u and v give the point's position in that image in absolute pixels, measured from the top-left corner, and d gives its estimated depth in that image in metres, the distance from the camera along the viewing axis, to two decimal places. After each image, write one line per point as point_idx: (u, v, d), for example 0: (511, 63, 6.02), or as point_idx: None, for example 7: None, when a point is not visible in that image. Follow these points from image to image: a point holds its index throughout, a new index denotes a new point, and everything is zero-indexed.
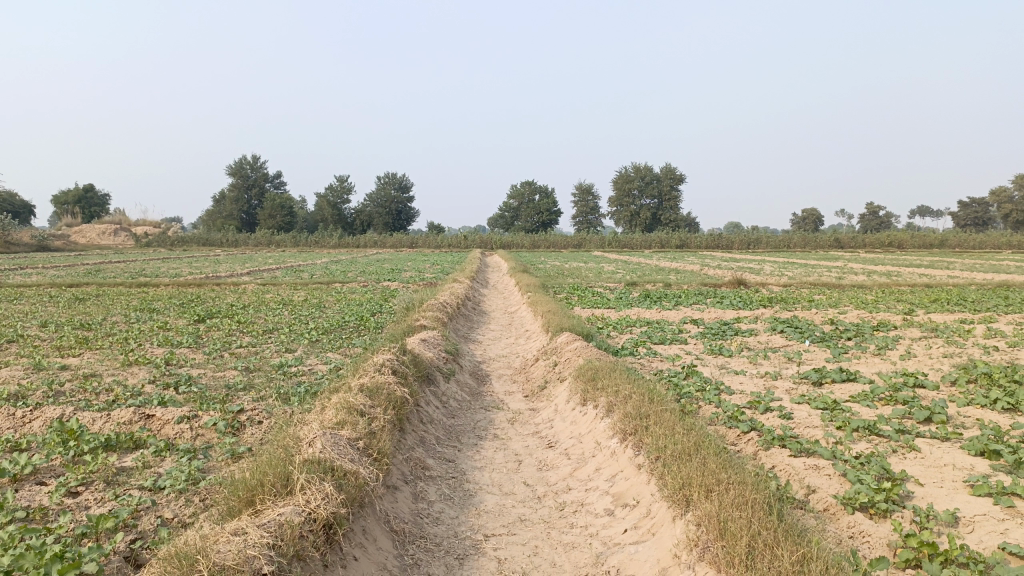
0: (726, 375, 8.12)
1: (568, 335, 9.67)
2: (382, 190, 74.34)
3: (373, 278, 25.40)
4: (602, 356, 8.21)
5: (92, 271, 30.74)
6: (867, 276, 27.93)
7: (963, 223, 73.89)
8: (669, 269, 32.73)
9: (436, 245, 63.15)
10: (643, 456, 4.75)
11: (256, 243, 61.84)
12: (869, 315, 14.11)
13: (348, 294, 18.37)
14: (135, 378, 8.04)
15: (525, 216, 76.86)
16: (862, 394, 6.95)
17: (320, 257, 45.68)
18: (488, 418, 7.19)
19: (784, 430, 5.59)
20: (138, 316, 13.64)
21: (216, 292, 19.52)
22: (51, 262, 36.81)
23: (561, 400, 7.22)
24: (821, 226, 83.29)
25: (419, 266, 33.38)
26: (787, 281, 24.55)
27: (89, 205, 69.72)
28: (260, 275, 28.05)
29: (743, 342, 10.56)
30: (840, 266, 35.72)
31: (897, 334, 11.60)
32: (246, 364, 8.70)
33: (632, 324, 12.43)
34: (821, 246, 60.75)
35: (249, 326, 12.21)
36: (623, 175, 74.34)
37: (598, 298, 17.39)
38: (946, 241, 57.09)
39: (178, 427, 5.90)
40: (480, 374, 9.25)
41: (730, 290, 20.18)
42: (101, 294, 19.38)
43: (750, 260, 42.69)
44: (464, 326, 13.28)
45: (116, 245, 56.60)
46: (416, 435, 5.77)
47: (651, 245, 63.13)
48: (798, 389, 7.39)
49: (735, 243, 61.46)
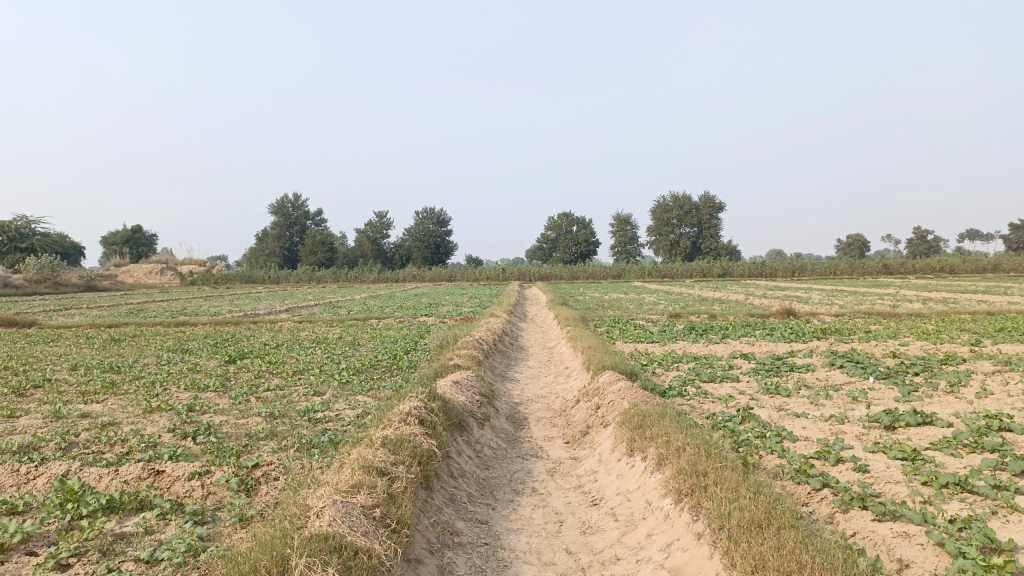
0: (785, 418, 7.43)
1: (610, 375, 9.04)
2: (420, 224, 74.70)
3: (410, 313, 25.07)
4: (649, 399, 7.54)
5: (134, 310, 30.88)
6: (922, 304, 26.74)
7: (1016, 246, 71.49)
8: (711, 299, 31.86)
9: (475, 279, 63.00)
10: (702, 522, 4.13)
11: (297, 279, 62.28)
12: (933, 347, 13.20)
13: (384, 332, 17.93)
14: (153, 427, 7.61)
15: (564, 248, 76.40)
16: (943, 441, 6.22)
17: (358, 292, 45.62)
18: (526, 468, 6.61)
19: (862, 489, 4.92)
20: (168, 358, 13.35)
21: (250, 330, 19.31)
22: (97, 302, 37.40)
23: (604, 448, 6.60)
24: (866, 252, 81.39)
25: (457, 299, 33.08)
26: (838, 311, 23.55)
27: (137, 245, 71.42)
28: (298, 312, 27.86)
29: (800, 379, 9.83)
30: (892, 293, 34.35)
31: (968, 368, 10.71)
32: (270, 410, 8.20)
33: (678, 360, 11.78)
34: (869, 273, 59.04)
35: (279, 367, 11.81)
36: (661, 205, 73.79)
37: (640, 331, 16.72)
38: (1001, 265, 55.07)
39: (188, 484, 5.42)
40: (518, 418, 8.65)
41: (778, 322, 19.35)
42: (139, 334, 19.28)
43: (796, 288, 41.43)
44: (501, 364, 12.74)
45: (161, 284, 57.47)
46: (445, 493, 5.20)
47: (692, 274, 62.08)
48: (869, 435, 6.66)
49: (779, 271, 60.19)
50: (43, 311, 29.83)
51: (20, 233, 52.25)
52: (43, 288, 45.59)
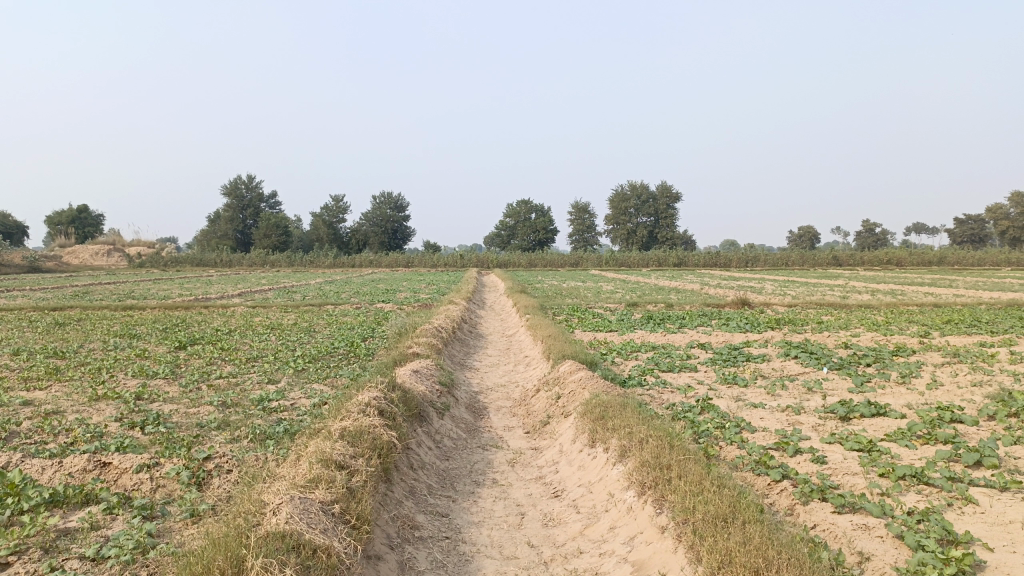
0: (743, 409, 7.49)
1: (571, 364, 9.01)
2: (377, 209, 73.93)
3: (366, 299, 24.79)
4: (610, 389, 7.52)
5: (81, 293, 29.96)
6: (871, 295, 27.39)
7: (959, 240, 73.61)
8: (668, 288, 32.11)
9: (432, 265, 62.67)
10: (666, 515, 4.10)
11: (250, 263, 61.15)
12: (883, 339, 13.47)
13: (340, 318, 17.66)
14: (100, 416, 7.34)
15: (522, 235, 76.36)
16: (898, 432, 6.32)
17: (314, 277, 44.98)
18: (486, 459, 6.54)
19: (822, 480, 4.96)
20: (116, 343, 12.93)
21: (202, 315, 18.87)
22: (40, 284, 36.20)
23: (565, 439, 6.57)
24: (817, 243, 83.02)
25: (414, 286, 32.84)
26: (791, 301, 23.93)
27: (83, 226, 69.35)
28: (251, 297, 27.34)
29: (757, 370, 9.93)
30: (842, 285, 35.12)
31: (918, 360, 10.94)
32: (223, 399, 7.98)
33: (637, 350, 11.82)
34: (820, 264, 60.25)
35: (232, 354, 11.53)
36: (619, 194, 73.81)
37: (599, 320, 16.76)
38: (946, 259, 56.68)
39: (137, 477, 5.23)
40: (477, 407, 8.56)
41: (734, 311, 19.60)
42: (85, 317, 18.70)
43: (750, 278, 42.01)
44: (459, 352, 12.64)
45: (109, 266, 55.93)
46: (404, 485, 5.10)
47: (649, 263, 62.64)
48: (826, 426, 6.74)
49: (733, 261, 61.05)
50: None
51: None
52: None
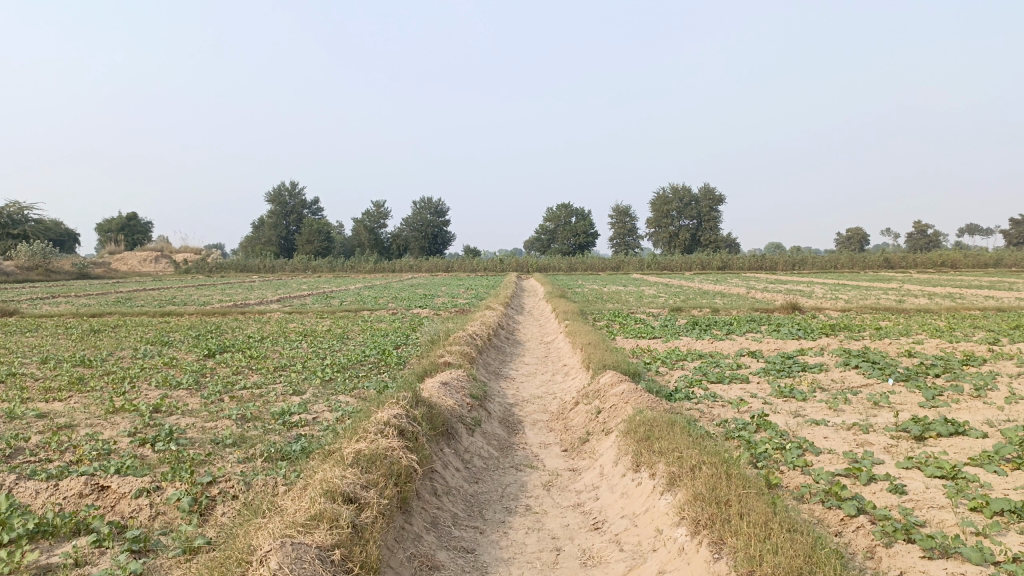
0: (803, 426, 6.79)
1: (612, 375, 8.38)
2: (418, 214, 73.98)
3: (403, 305, 24.44)
4: (655, 404, 6.88)
5: (123, 299, 29.94)
6: (928, 300, 26.03)
7: (1016, 242, 70.85)
8: (713, 292, 31.15)
9: (472, 269, 62.31)
10: (726, 563, 3.49)
11: (292, 269, 61.55)
12: (949, 346, 12.57)
13: (376, 324, 17.22)
14: (112, 431, 6.94)
15: (562, 239, 75.72)
16: (982, 456, 5.59)
17: (355, 283, 44.69)
18: (519, 481, 5.96)
19: (903, 516, 4.29)
20: (146, 351, 12.65)
21: (238, 321, 18.65)
22: (87, 290, 36.64)
23: (607, 460, 5.95)
24: (866, 245, 80.79)
25: (452, 292, 32.45)
26: (843, 306, 22.84)
27: (132, 233, 70.72)
28: (289, 303, 27.16)
29: (815, 381, 9.18)
30: (896, 288, 33.68)
31: (991, 370, 10.05)
32: (242, 412, 7.53)
33: (683, 358, 11.14)
34: (869, 266, 58.43)
35: (260, 362, 11.14)
36: (660, 197, 73.05)
37: (641, 326, 16.08)
38: (1003, 260, 54.46)
39: (135, 503, 4.77)
40: (511, 421, 7.99)
41: (784, 317, 18.76)
42: (122, 324, 18.59)
43: (798, 282, 40.73)
44: (495, 360, 12.11)
45: (156, 272, 56.79)
46: (426, 516, 4.55)
47: (692, 266, 61.47)
48: (899, 448, 6.02)
49: (779, 264, 59.53)
50: (30, 300, 29.14)
51: (13, 219, 51.33)
52: (35, 275, 44.85)
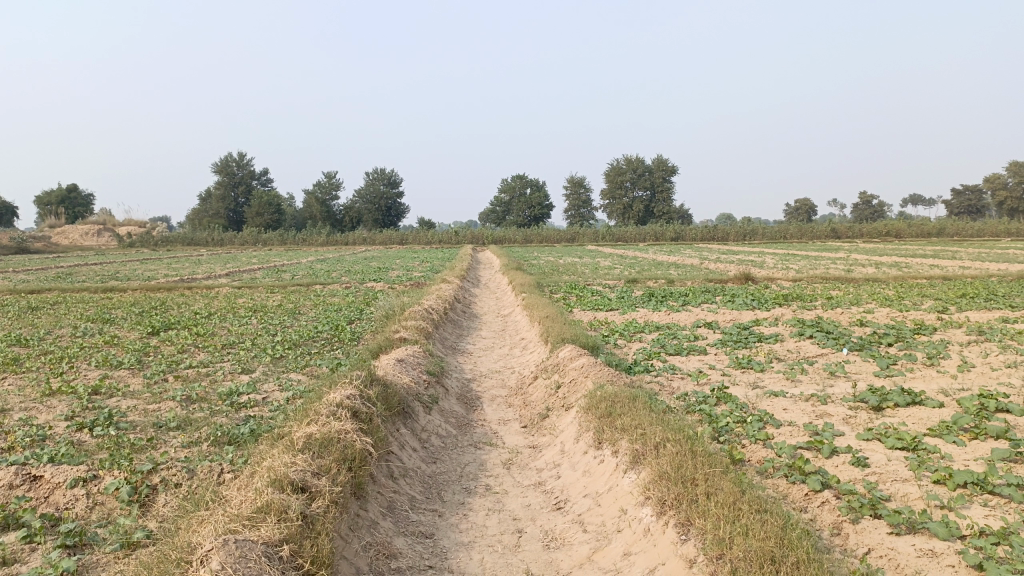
0: (763, 398, 6.76)
1: (571, 349, 8.26)
2: (371, 186, 72.87)
3: (357, 278, 24.01)
4: (616, 378, 6.77)
5: (63, 275, 28.88)
6: (876, 269, 26.55)
7: (957, 211, 72.89)
8: (668, 263, 31.35)
9: (427, 241, 61.77)
10: (694, 545, 3.38)
11: (242, 242, 60.19)
12: (899, 315, 12.76)
13: (328, 299, 16.84)
14: (48, 415, 6.57)
15: (517, 210, 75.48)
16: (941, 426, 5.60)
17: (307, 256, 43.79)
18: (479, 460, 5.80)
19: (868, 491, 4.25)
20: (86, 329, 12.13)
21: (184, 297, 18.06)
22: (24, 265, 35.26)
23: (567, 437, 5.82)
24: (814, 216, 82.30)
25: (406, 264, 32.08)
26: (795, 276, 23.16)
27: (73, 205, 68.30)
28: (239, 277, 26.49)
29: (773, 352, 9.19)
30: (844, 258, 34.33)
31: (941, 338, 10.19)
32: (187, 393, 7.21)
33: (640, 331, 11.08)
34: (818, 236, 59.51)
35: (207, 340, 10.74)
36: (614, 168, 73.17)
37: (598, 298, 16.01)
38: (945, 230, 55.94)
39: (70, 494, 4.47)
40: (469, 397, 7.82)
41: (737, 287, 18.91)
42: (61, 301, 17.87)
43: (750, 252, 41.24)
44: (452, 334, 11.91)
45: (99, 246, 54.99)
46: (382, 501, 4.35)
47: (646, 238, 61.84)
48: (859, 419, 6.02)
49: (731, 235, 60.27)
50: None
51: None
52: None
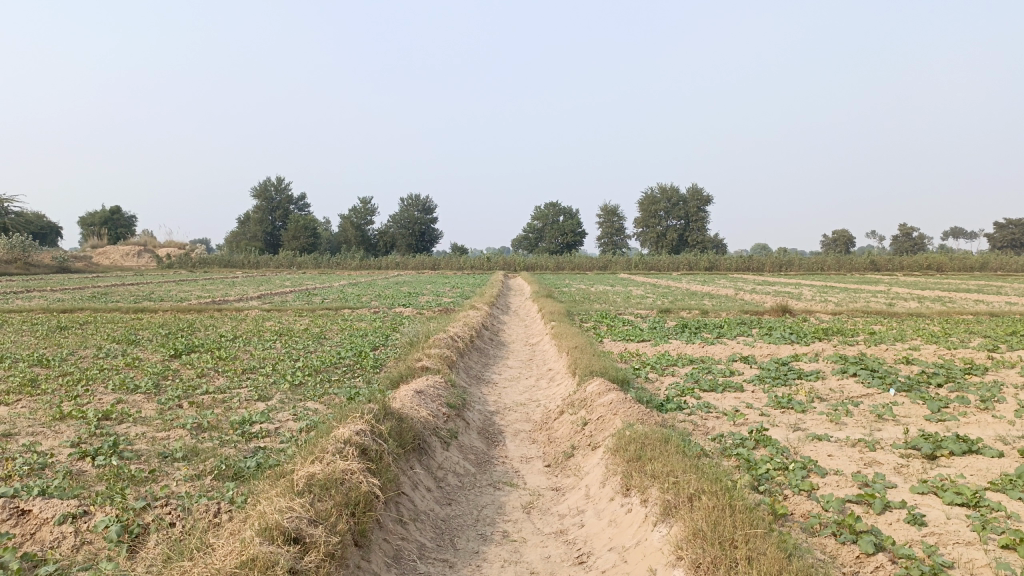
0: (805, 442, 6.28)
1: (599, 383, 7.85)
2: (405, 211, 73.30)
3: (386, 303, 23.87)
4: (647, 417, 6.35)
5: (99, 294, 29.18)
6: (919, 303, 25.67)
7: (1000, 245, 71.10)
8: (702, 293, 30.82)
9: (459, 267, 61.70)
10: None
11: (277, 265, 60.74)
12: (947, 352, 12.14)
13: (355, 324, 16.59)
14: (53, 441, 6.33)
15: (550, 237, 75.25)
16: (1004, 480, 5.09)
17: (340, 279, 43.73)
18: (497, 502, 5.42)
19: (926, 556, 3.80)
20: (109, 350, 12.01)
21: (213, 319, 17.99)
22: (64, 284, 35.78)
23: (593, 481, 5.42)
24: (851, 247, 80.92)
25: (437, 289, 31.95)
26: (834, 309, 22.48)
27: (115, 226, 69.69)
28: (269, 300, 26.50)
29: (814, 390, 8.68)
30: (885, 291, 33.49)
31: (996, 379, 9.57)
32: (198, 421, 6.93)
33: (674, 364, 10.62)
34: (856, 269, 58.35)
35: (228, 364, 10.53)
36: (648, 196, 72.78)
37: (630, 328, 15.57)
38: (988, 264, 54.50)
39: (58, 531, 4.18)
40: (491, 432, 7.44)
41: (774, 319, 18.35)
42: (91, 321, 17.87)
43: (785, 283, 40.47)
44: (478, 364, 11.57)
45: (138, 266, 55.87)
46: (388, 550, 4.00)
47: (679, 267, 61.18)
48: (912, 469, 5.53)
49: (767, 266, 59.21)
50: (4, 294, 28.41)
51: None
52: (13, 269, 43.85)
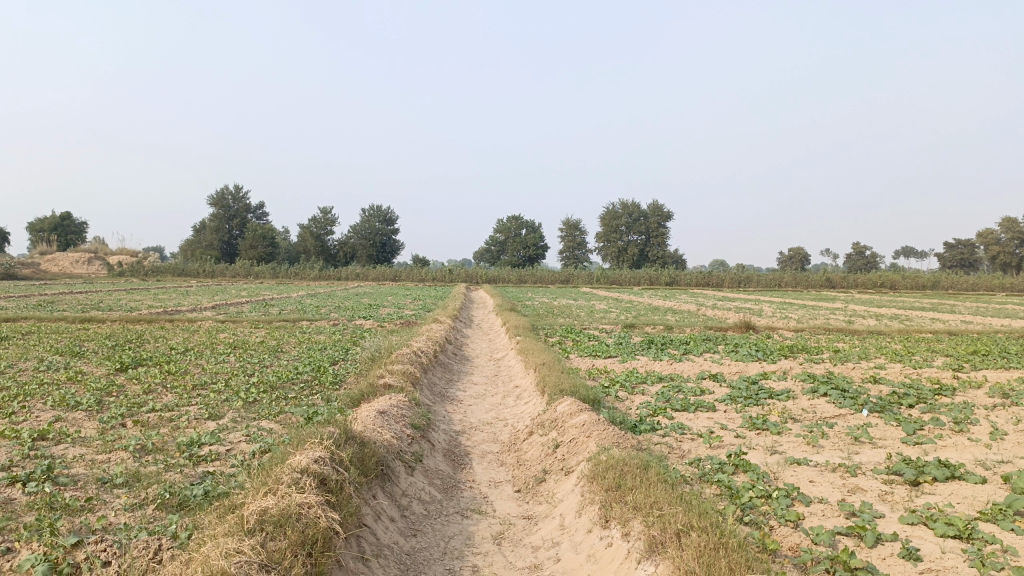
0: (785, 466, 6.06)
1: (570, 402, 7.56)
2: (366, 221, 72.54)
3: (346, 315, 23.34)
4: (622, 440, 6.07)
5: (45, 303, 28.08)
6: (877, 321, 25.93)
7: (950, 264, 72.86)
8: (665, 308, 30.81)
9: (420, 279, 61.16)
10: None
11: (234, 274, 59.50)
12: (914, 372, 12.11)
13: (313, 336, 16.06)
14: None
15: (512, 250, 75.09)
16: (994, 509, 4.90)
17: (298, 290, 42.81)
18: (466, 533, 5.07)
19: None
20: (51, 363, 11.36)
21: (164, 330, 17.30)
22: (9, 292, 34.39)
23: (568, 510, 5.10)
24: (807, 265, 82.30)
25: (399, 302, 31.46)
26: (797, 326, 22.56)
27: (65, 232, 67.66)
28: (224, 310, 25.73)
29: (787, 410, 8.51)
30: (842, 308, 33.87)
31: (966, 400, 9.51)
32: (142, 443, 6.44)
33: (643, 382, 10.39)
34: (812, 286, 59.23)
35: (179, 379, 10.01)
36: (610, 211, 73.17)
37: (595, 344, 15.33)
38: (940, 283, 55.71)
39: None
40: (457, 454, 7.09)
41: (739, 336, 18.31)
42: (33, 331, 17.02)
43: (746, 300, 40.77)
44: (441, 380, 11.21)
45: (88, 274, 54.20)
46: None
47: (640, 282, 61.46)
48: (897, 497, 5.32)
49: (726, 281, 59.81)
50: None
51: None
52: None
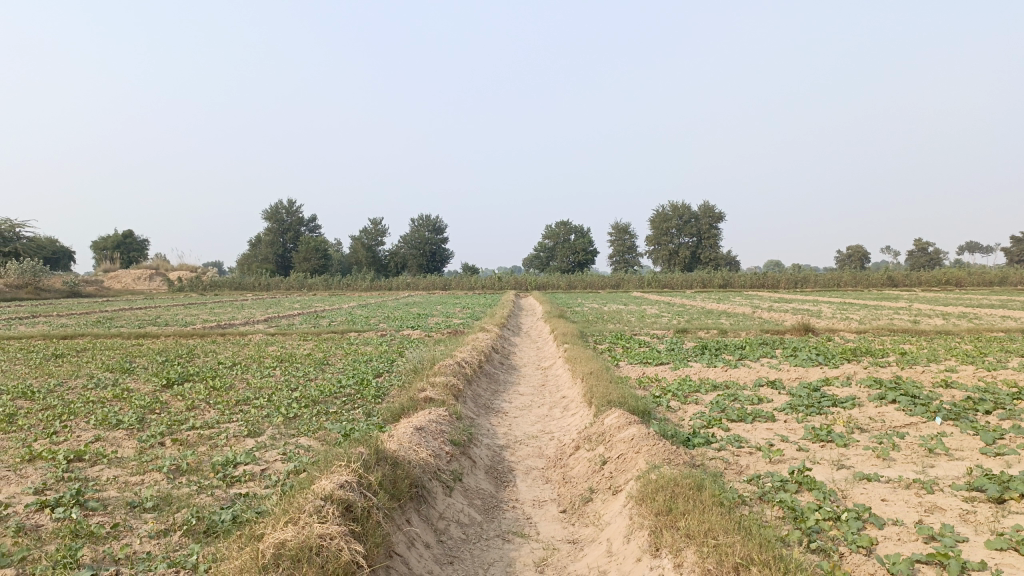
0: (854, 483, 5.58)
1: (617, 414, 7.17)
2: (416, 231, 72.97)
3: (395, 325, 23.28)
4: (673, 456, 5.67)
5: (104, 319, 28.77)
6: (944, 320, 24.77)
7: (1019, 259, 69.87)
8: (719, 312, 30.04)
9: (470, 287, 61.26)
10: None
11: (287, 286, 60.39)
12: (989, 374, 11.34)
13: (360, 348, 15.94)
14: (14, 488, 5.69)
15: (561, 256, 74.64)
16: None
17: (349, 302, 43.11)
18: (506, 559, 4.74)
19: None
20: (100, 381, 11.42)
21: (215, 345, 17.41)
22: (72, 309, 35.36)
23: (616, 534, 4.73)
24: (866, 263, 79.90)
25: (448, 310, 31.39)
26: (858, 327, 21.65)
27: (127, 250, 69.74)
28: (275, 323, 25.94)
29: (854, 420, 7.96)
30: (906, 308, 32.59)
31: None
32: (176, 463, 6.28)
33: (696, 390, 9.92)
34: (873, 285, 57.35)
35: (222, 394, 9.91)
36: (659, 215, 72.25)
37: (647, 350, 14.86)
38: (1008, 278, 53.40)
39: None
40: (500, 471, 6.77)
41: (797, 339, 17.60)
42: (89, 348, 17.30)
43: (803, 301, 39.60)
44: (487, 391, 10.92)
45: (148, 290, 55.61)
46: None
47: (692, 285, 60.38)
48: (982, 518, 4.80)
49: (781, 282, 58.32)
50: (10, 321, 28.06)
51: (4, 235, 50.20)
52: (23, 294, 43.70)
